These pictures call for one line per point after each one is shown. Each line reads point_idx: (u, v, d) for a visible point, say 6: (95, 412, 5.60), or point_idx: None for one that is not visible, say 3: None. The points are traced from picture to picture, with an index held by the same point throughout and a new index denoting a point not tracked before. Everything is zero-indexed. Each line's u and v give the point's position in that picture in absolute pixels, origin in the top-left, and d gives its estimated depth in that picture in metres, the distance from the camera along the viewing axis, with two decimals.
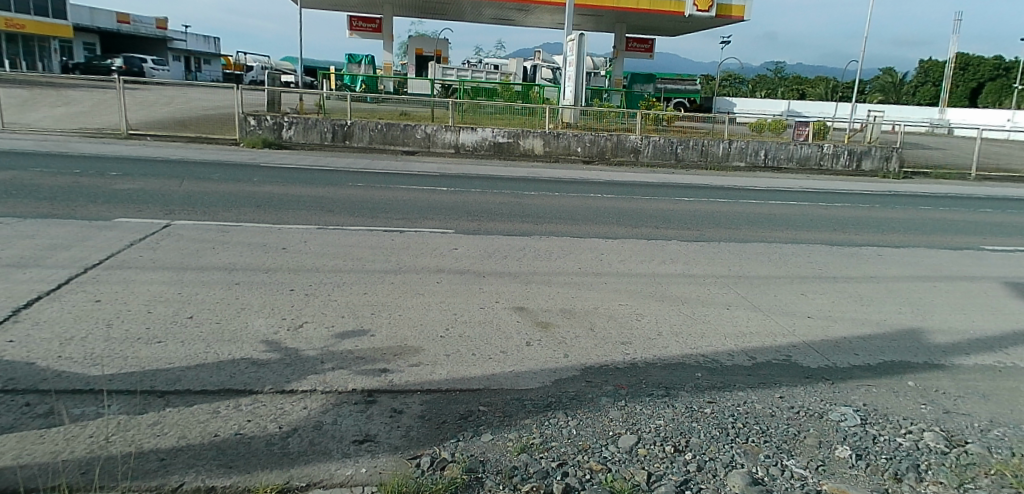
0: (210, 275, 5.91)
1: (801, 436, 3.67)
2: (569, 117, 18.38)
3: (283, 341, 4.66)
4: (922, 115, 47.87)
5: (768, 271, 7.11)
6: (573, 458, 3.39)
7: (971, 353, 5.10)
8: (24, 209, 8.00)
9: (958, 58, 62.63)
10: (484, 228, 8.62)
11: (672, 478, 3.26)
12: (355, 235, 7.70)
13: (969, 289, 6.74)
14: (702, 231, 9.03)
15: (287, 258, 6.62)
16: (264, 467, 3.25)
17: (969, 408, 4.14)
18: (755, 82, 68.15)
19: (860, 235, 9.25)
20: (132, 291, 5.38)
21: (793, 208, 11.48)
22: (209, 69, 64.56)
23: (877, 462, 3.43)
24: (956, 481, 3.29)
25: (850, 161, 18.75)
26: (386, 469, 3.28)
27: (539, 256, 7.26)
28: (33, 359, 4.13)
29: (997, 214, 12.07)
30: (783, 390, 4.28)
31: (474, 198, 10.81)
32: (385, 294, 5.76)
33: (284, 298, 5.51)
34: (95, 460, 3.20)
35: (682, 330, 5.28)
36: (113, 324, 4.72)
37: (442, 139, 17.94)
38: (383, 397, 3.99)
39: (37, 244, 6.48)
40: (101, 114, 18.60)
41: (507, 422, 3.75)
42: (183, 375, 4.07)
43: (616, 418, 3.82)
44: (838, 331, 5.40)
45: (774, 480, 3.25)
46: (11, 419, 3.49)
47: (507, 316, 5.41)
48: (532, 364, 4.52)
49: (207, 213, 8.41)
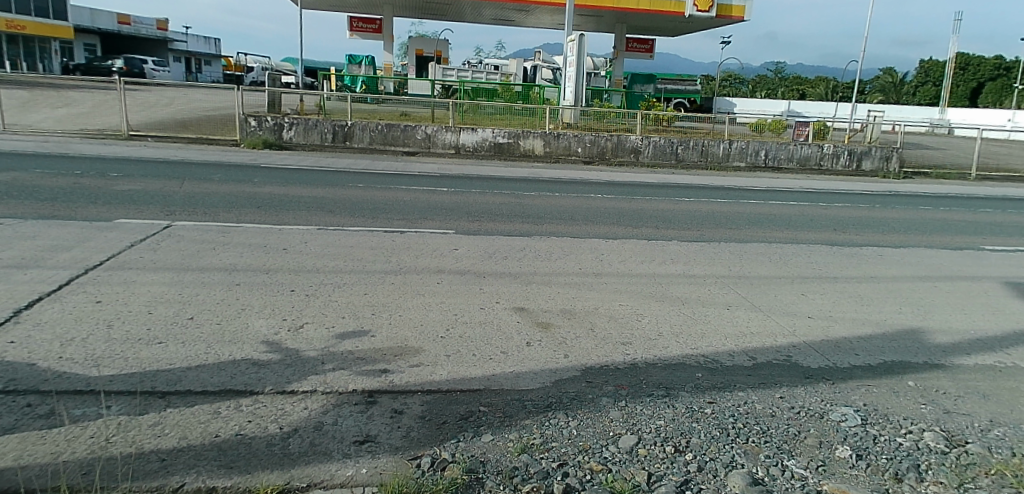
0: (210, 276, 5.92)
1: (801, 436, 3.67)
2: (569, 117, 18.39)
3: (284, 341, 4.67)
4: (923, 114, 47.84)
5: (768, 271, 7.11)
6: (573, 458, 3.39)
7: (971, 353, 5.10)
8: (24, 210, 8.01)
9: (959, 58, 62.60)
10: (484, 228, 8.63)
11: (672, 478, 3.27)
12: (356, 236, 7.71)
13: (969, 289, 6.75)
14: (702, 231, 9.04)
15: (287, 258, 6.63)
16: (265, 467, 3.25)
17: (970, 408, 4.14)
18: (755, 82, 68.17)
19: (860, 235, 9.25)
20: (132, 292, 5.39)
21: (793, 208, 11.49)
22: (209, 69, 64.61)
23: (877, 462, 3.43)
24: (956, 481, 3.29)
25: (850, 161, 18.75)
26: (387, 469, 3.28)
27: (539, 257, 7.27)
28: (34, 359, 4.14)
29: (998, 214, 12.07)
30: (784, 390, 4.28)
31: (474, 198, 10.81)
32: (386, 295, 5.77)
33: (285, 298, 5.52)
34: (96, 460, 3.21)
35: (682, 330, 5.28)
36: (114, 324, 4.72)
37: (442, 139, 17.96)
38: (383, 397, 4.00)
39: (38, 245, 6.49)
40: (101, 115, 18.63)
41: (507, 422, 3.75)
42: (184, 376, 4.08)
43: (617, 418, 3.83)
44: (838, 331, 5.40)
45: (775, 480, 3.26)
46: (12, 420, 3.50)
47: (508, 316, 5.42)
48: (533, 364, 4.53)
49: (208, 213, 8.42)
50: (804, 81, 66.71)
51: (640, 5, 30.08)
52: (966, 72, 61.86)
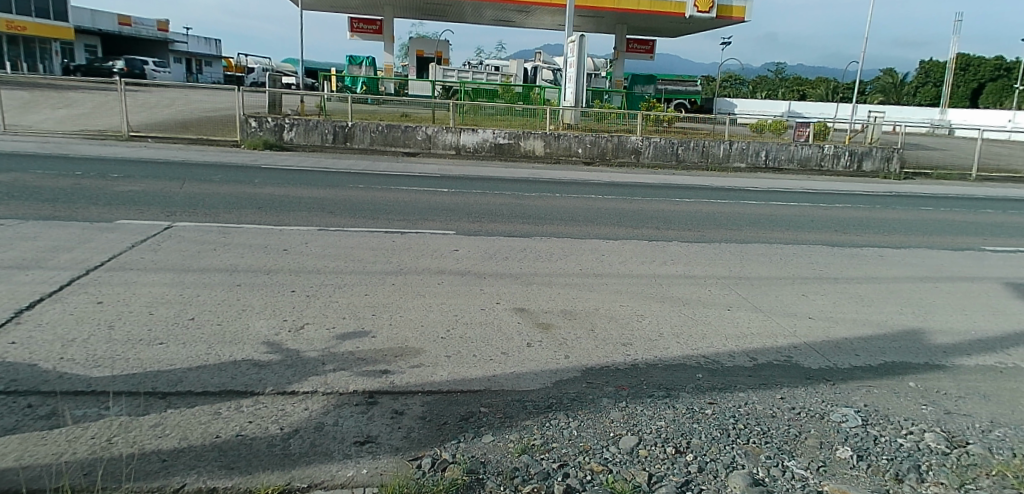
0: (211, 277, 5.92)
1: (802, 437, 3.67)
2: (570, 118, 18.33)
3: (285, 341, 4.67)
4: (923, 115, 47.82)
5: (769, 271, 7.11)
6: (574, 459, 3.39)
7: (972, 353, 5.10)
8: (25, 210, 8.02)
9: (959, 59, 62.58)
10: (485, 229, 8.64)
11: (672, 479, 3.27)
12: (356, 237, 7.72)
13: (969, 290, 6.75)
14: (702, 232, 9.05)
15: (288, 259, 6.63)
16: (266, 467, 3.26)
17: (970, 408, 4.14)
18: (755, 83, 68.22)
19: (861, 236, 9.25)
20: (133, 292, 5.39)
21: (793, 208, 11.49)
22: (210, 70, 64.67)
23: (878, 462, 3.43)
24: (957, 482, 3.30)
25: (851, 162, 18.75)
26: (388, 470, 3.28)
27: (540, 257, 7.28)
28: (35, 360, 4.14)
29: (999, 214, 12.07)
30: (785, 391, 4.28)
31: (474, 199, 10.81)
32: (387, 295, 5.77)
33: (286, 299, 5.52)
34: (97, 461, 3.21)
35: (683, 330, 5.28)
36: (115, 325, 4.72)
37: (442, 140, 17.96)
38: (384, 398, 4.00)
39: (39, 246, 6.49)
40: (102, 115, 18.66)
41: (508, 423, 3.76)
42: (185, 376, 4.08)
43: (617, 419, 3.83)
44: (838, 332, 5.40)
45: (775, 481, 3.26)
46: (13, 421, 3.50)
47: (508, 317, 5.42)
48: (533, 365, 4.53)
49: (208, 214, 8.43)
50: (805, 81, 66.66)
51: (640, 6, 30.10)
52: (966, 72, 61.83)
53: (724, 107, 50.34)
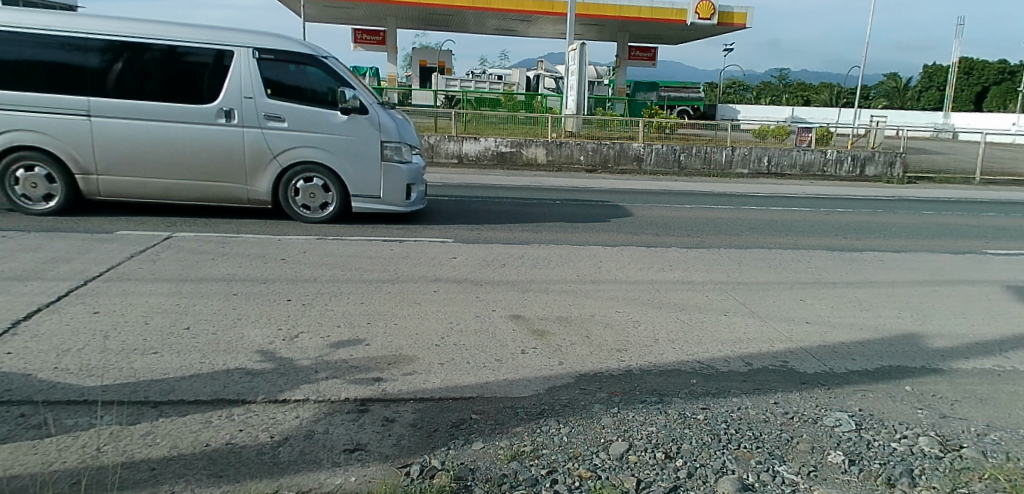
0: (208, 286, 5.95)
1: (794, 441, 3.64)
2: (572, 126, 18.41)
3: (277, 350, 4.68)
4: (928, 119, 47.58)
5: (768, 276, 7.09)
6: (562, 466, 3.38)
7: (970, 356, 5.06)
8: (28, 222, 8.06)
9: (963, 63, 62.40)
10: (484, 236, 8.66)
11: (660, 485, 3.24)
12: (355, 245, 7.75)
13: (968, 293, 6.70)
14: (702, 238, 9.00)
15: (285, 268, 6.65)
16: (254, 476, 3.26)
17: (966, 412, 4.11)
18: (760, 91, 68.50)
19: (862, 240, 9.21)
20: (130, 302, 5.43)
21: (794, 214, 11.42)
22: None
23: (870, 467, 3.40)
24: (949, 486, 3.26)
25: (854, 166, 18.67)
26: (376, 478, 3.27)
27: (538, 264, 7.27)
28: (29, 370, 4.17)
29: (1001, 217, 12.00)
30: (779, 395, 4.26)
31: (476, 207, 10.82)
32: (383, 303, 5.78)
33: (281, 308, 5.53)
34: (85, 470, 3.22)
35: (679, 336, 5.25)
36: (109, 336, 4.74)
37: (444, 149, 17.92)
38: (375, 406, 3.99)
39: (39, 257, 6.53)
40: None
41: (498, 429, 3.75)
42: (178, 385, 4.10)
43: (607, 425, 3.80)
44: (835, 337, 5.35)
45: (765, 486, 3.23)
46: (4, 430, 3.52)
47: (503, 324, 5.41)
48: (526, 372, 4.52)
49: (208, 224, 8.47)
50: (807, 86, 66.55)
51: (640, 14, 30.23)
52: (970, 76, 61.58)
53: (725, 114, 50.65)
